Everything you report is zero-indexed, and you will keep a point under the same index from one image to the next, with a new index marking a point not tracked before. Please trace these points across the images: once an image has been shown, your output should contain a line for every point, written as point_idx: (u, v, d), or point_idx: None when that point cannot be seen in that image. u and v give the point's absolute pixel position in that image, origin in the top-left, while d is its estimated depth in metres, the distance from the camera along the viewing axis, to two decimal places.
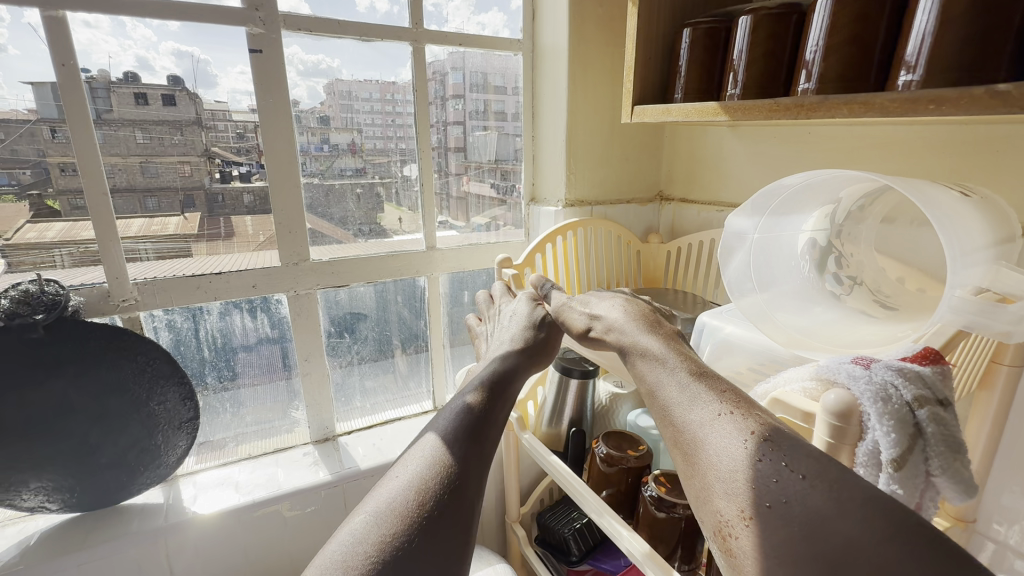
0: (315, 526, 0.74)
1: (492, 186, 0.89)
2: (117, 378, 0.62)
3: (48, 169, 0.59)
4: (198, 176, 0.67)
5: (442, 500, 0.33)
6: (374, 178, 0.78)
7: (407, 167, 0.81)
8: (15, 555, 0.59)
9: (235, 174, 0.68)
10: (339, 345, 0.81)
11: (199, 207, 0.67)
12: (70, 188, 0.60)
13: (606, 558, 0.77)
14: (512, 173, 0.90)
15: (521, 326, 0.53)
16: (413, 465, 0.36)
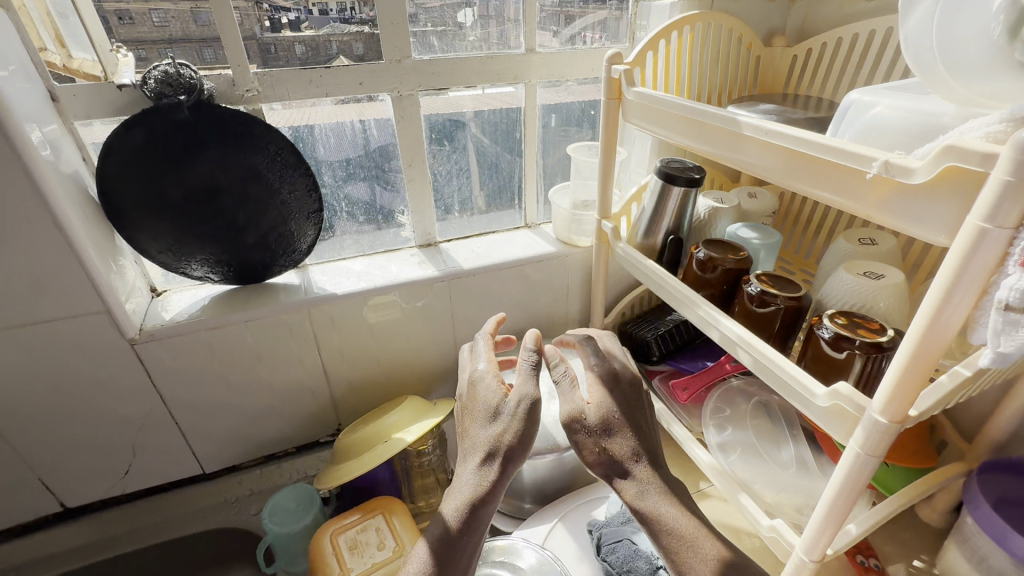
0: (427, 315, 0.84)
1: (554, 35, 0.81)
2: (252, 165, 0.68)
3: (106, 18, 0.62)
4: (248, 24, 0.66)
5: (465, 537, 0.52)
6: (426, 26, 0.73)
7: (462, 12, 0.75)
8: (196, 310, 0.72)
9: (285, 22, 0.67)
10: (439, 153, 0.84)
11: (253, 57, 0.67)
12: (131, 38, 0.64)
13: (685, 360, 0.84)
14: (578, 18, 0.82)
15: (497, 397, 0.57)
16: (446, 521, 0.53)
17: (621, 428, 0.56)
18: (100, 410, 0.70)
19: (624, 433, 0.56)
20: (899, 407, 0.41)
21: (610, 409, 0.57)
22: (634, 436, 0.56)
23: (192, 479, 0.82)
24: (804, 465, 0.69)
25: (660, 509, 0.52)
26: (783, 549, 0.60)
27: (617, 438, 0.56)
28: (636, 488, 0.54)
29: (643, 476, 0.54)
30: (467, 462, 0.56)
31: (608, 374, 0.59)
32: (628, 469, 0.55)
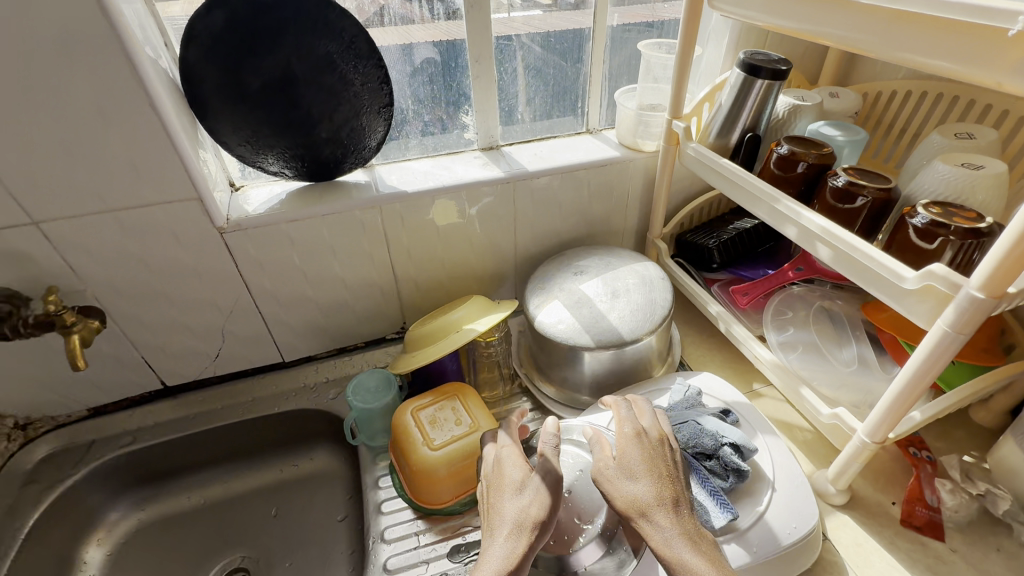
0: (491, 218, 0.85)
1: None
2: (326, 53, 0.67)
3: None
4: None
5: None
6: None
7: None
8: (275, 203, 0.75)
9: None
10: (506, 49, 0.83)
11: None
12: None
13: (745, 268, 0.86)
14: None
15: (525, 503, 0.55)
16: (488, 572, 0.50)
17: (647, 473, 0.54)
18: (194, 295, 0.75)
19: (646, 479, 0.54)
20: (1000, 282, 0.41)
21: (636, 459, 0.55)
22: (660, 482, 0.54)
23: (273, 366, 0.89)
24: (865, 363, 0.71)
25: (685, 555, 0.49)
26: (842, 435, 0.63)
27: (640, 485, 0.53)
28: (664, 533, 0.50)
29: (669, 518, 0.51)
30: (504, 527, 0.54)
31: (633, 430, 0.58)
32: (654, 517, 0.51)
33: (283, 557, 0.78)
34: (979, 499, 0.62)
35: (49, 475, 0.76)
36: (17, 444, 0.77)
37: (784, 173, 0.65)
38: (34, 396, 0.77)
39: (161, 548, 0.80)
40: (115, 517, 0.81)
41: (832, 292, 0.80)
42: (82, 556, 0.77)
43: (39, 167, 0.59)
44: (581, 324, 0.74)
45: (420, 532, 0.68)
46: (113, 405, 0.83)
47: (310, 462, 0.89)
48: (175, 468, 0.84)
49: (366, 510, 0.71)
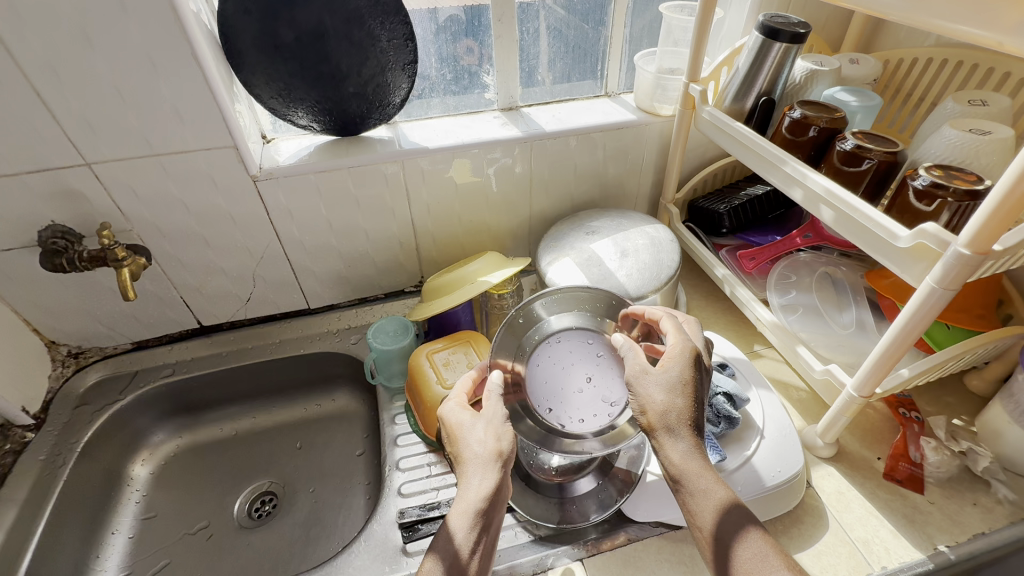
0: (508, 177, 0.88)
1: None
2: (355, 9, 0.70)
3: None
4: None
5: (486, 512, 0.51)
6: None
7: None
8: (303, 155, 0.79)
9: None
10: (529, 9, 0.84)
11: None
12: None
13: (755, 234, 0.87)
14: None
15: (490, 430, 0.55)
16: (468, 498, 0.51)
17: (677, 389, 0.52)
18: (228, 239, 0.81)
19: (679, 394, 0.51)
20: (985, 239, 0.43)
21: (676, 376, 0.52)
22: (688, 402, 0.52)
23: (299, 311, 0.95)
24: (863, 327, 0.73)
25: (693, 466, 0.50)
26: (834, 392, 0.65)
27: (672, 401, 0.51)
28: (681, 449, 0.50)
29: (685, 437, 0.50)
30: (469, 464, 0.53)
31: (675, 350, 0.54)
32: (676, 425, 0.50)
33: (307, 484, 0.86)
34: (961, 457, 0.66)
35: (99, 399, 0.84)
36: (71, 370, 0.85)
37: (795, 136, 0.67)
38: (85, 327, 0.84)
39: (198, 470, 0.88)
40: (157, 440, 0.89)
41: (837, 258, 0.82)
42: (129, 472, 0.85)
43: (92, 110, 0.64)
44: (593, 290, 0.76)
45: (431, 463, 0.74)
46: (155, 340, 0.90)
47: (332, 402, 0.95)
48: (209, 400, 0.92)
49: (383, 442, 0.77)
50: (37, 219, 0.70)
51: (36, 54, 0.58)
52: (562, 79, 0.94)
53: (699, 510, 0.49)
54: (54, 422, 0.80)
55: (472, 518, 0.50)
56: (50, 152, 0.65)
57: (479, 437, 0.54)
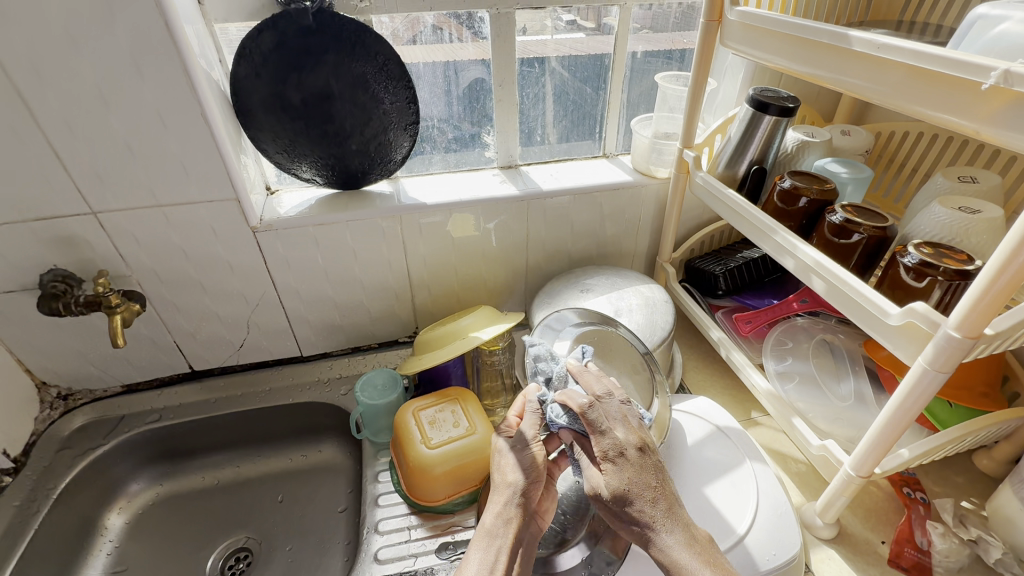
0: (504, 233, 0.89)
1: None
2: (361, 74, 0.74)
3: None
4: None
5: (506, 532, 0.56)
6: None
7: None
8: (304, 207, 0.81)
9: None
10: (529, 75, 0.87)
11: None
12: None
13: (751, 297, 0.87)
14: None
15: (518, 454, 0.59)
16: (490, 519, 0.57)
17: (637, 492, 0.52)
18: (225, 287, 0.82)
19: (635, 478, 0.52)
20: (975, 323, 0.42)
21: (626, 480, 0.52)
22: (652, 495, 0.52)
23: (292, 358, 0.95)
24: (862, 399, 0.71)
25: (693, 561, 0.49)
26: (832, 469, 0.63)
27: (632, 485, 0.52)
28: (660, 534, 0.51)
29: (674, 530, 0.51)
30: (494, 490, 0.59)
31: (615, 448, 0.53)
32: (653, 528, 0.51)
33: (285, 542, 0.83)
34: (971, 544, 0.62)
35: (82, 443, 0.83)
36: (58, 412, 0.85)
37: (786, 206, 0.67)
38: (77, 368, 0.84)
39: (175, 521, 0.85)
40: (136, 488, 0.87)
41: (835, 325, 0.80)
42: (104, 521, 0.83)
43: (101, 162, 0.66)
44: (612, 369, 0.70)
45: (412, 527, 0.71)
46: (145, 383, 0.90)
47: (318, 453, 0.93)
48: (194, 447, 0.90)
49: (364, 501, 0.74)
50: (40, 263, 0.72)
51: (54, 111, 0.61)
52: (562, 139, 0.97)
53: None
54: (34, 465, 0.79)
55: (487, 538, 0.56)
56: (59, 201, 0.68)
57: (511, 462, 0.59)
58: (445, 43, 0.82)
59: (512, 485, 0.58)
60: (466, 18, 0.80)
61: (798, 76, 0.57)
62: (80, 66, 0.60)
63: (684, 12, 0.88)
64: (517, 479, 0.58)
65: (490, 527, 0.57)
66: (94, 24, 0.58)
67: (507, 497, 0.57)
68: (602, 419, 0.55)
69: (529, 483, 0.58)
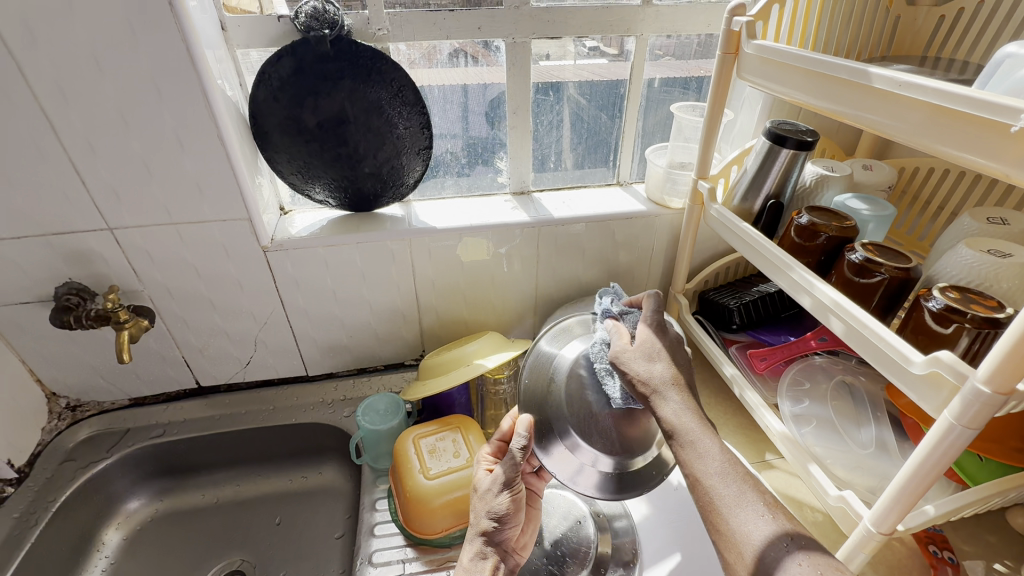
0: (514, 258, 0.88)
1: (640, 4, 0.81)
2: (376, 99, 0.75)
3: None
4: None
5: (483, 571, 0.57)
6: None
7: None
8: (316, 228, 0.81)
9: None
10: (543, 103, 0.88)
11: (356, 20, 0.73)
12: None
13: (766, 332, 0.84)
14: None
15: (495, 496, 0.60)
16: (467, 561, 0.59)
17: (660, 359, 0.55)
18: (234, 304, 0.82)
19: (664, 360, 0.55)
20: (1006, 377, 0.39)
21: (652, 368, 0.54)
22: (673, 369, 0.54)
23: (297, 378, 0.94)
24: (884, 447, 0.67)
25: (709, 465, 0.50)
26: (851, 522, 0.59)
27: (658, 364, 0.54)
28: (674, 407, 0.52)
29: (680, 399, 0.52)
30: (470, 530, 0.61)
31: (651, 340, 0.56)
32: (661, 394, 0.52)
33: (278, 567, 0.81)
34: None
35: (86, 456, 0.83)
36: (65, 423, 0.86)
37: (804, 241, 0.65)
38: (87, 380, 0.85)
39: (170, 540, 0.84)
40: (135, 504, 0.87)
41: (856, 366, 0.76)
42: (101, 536, 0.82)
43: (119, 181, 0.68)
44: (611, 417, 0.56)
45: (406, 560, 0.69)
46: (152, 398, 0.90)
47: (318, 475, 0.92)
48: (195, 464, 0.90)
49: (360, 530, 0.72)
50: (56, 276, 0.73)
51: (76, 132, 0.63)
52: (577, 166, 0.96)
53: (745, 536, 0.47)
54: (36, 477, 0.79)
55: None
56: (77, 217, 0.69)
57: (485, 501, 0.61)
58: (462, 67, 0.82)
59: (486, 530, 0.59)
60: (483, 44, 0.81)
61: (817, 111, 0.55)
62: (102, 89, 0.61)
63: (701, 41, 0.88)
64: (488, 526, 0.59)
65: (467, 567, 0.58)
66: (118, 49, 0.60)
67: (479, 542, 0.59)
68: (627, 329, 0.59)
69: (499, 528, 0.59)
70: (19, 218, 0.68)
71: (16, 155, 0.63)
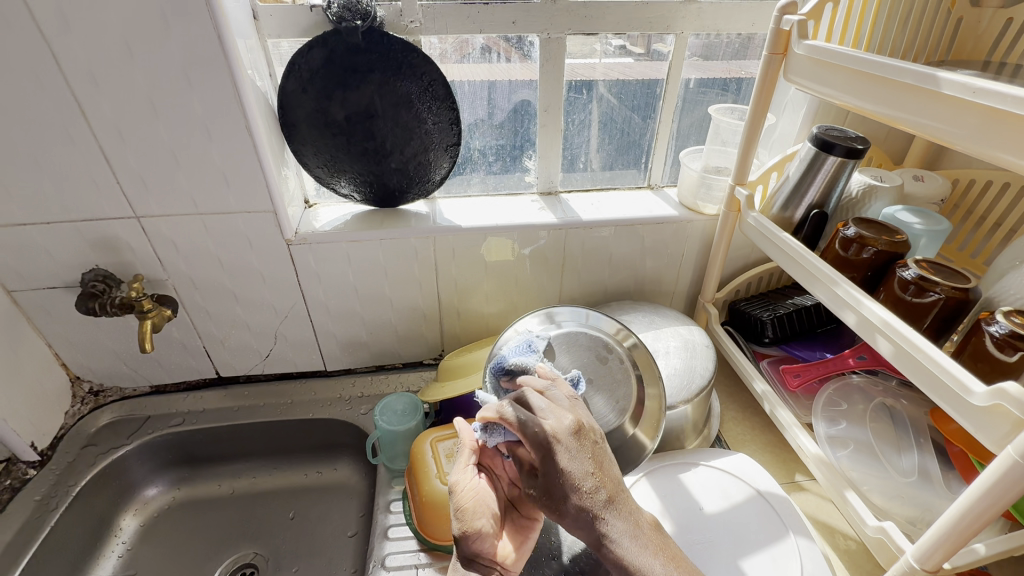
0: (540, 260, 0.86)
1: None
2: (405, 93, 0.74)
3: None
4: None
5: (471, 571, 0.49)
6: None
7: None
8: (340, 223, 0.80)
9: None
10: (575, 102, 0.85)
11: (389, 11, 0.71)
12: None
13: (801, 347, 0.80)
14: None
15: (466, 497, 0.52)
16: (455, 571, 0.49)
17: (578, 475, 0.47)
18: (257, 297, 0.82)
19: (585, 475, 0.48)
20: None
21: (567, 467, 0.47)
22: (596, 480, 0.48)
23: (316, 372, 0.94)
24: (927, 476, 0.64)
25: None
26: (890, 555, 0.55)
27: (576, 480, 0.47)
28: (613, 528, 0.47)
29: (620, 522, 0.48)
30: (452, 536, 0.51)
31: (544, 437, 0.48)
32: (600, 525, 0.47)
33: (289, 562, 0.80)
34: None
35: (106, 441, 0.84)
36: (88, 408, 0.87)
37: (849, 255, 0.62)
38: (109, 366, 0.86)
39: (185, 529, 0.84)
40: (153, 492, 0.87)
41: (897, 388, 0.72)
42: (118, 522, 0.83)
43: (147, 169, 0.67)
44: (594, 399, 0.66)
45: (419, 566, 0.67)
46: (172, 386, 0.91)
47: (332, 472, 0.91)
48: (212, 455, 0.90)
49: (373, 532, 0.71)
50: (83, 262, 0.74)
51: (107, 119, 0.63)
52: (605, 167, 0.93)
53: None
54: (58, 460, 0.80)
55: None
56: (106, 204, 0.69)
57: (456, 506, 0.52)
58: (492, 62, 0.80)
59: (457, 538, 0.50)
60: (516, 39, 0.78)
61: (874, 117, 0.51)
62: (133, 77, 0.61)
63: (742, 40, 0.84)
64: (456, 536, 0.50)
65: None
66: (150, 36, 0.59)
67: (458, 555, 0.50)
68: (526, 415, 0.49)
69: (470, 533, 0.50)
70: (48, 204, 0.68)
71: (46, 140, 0.63)
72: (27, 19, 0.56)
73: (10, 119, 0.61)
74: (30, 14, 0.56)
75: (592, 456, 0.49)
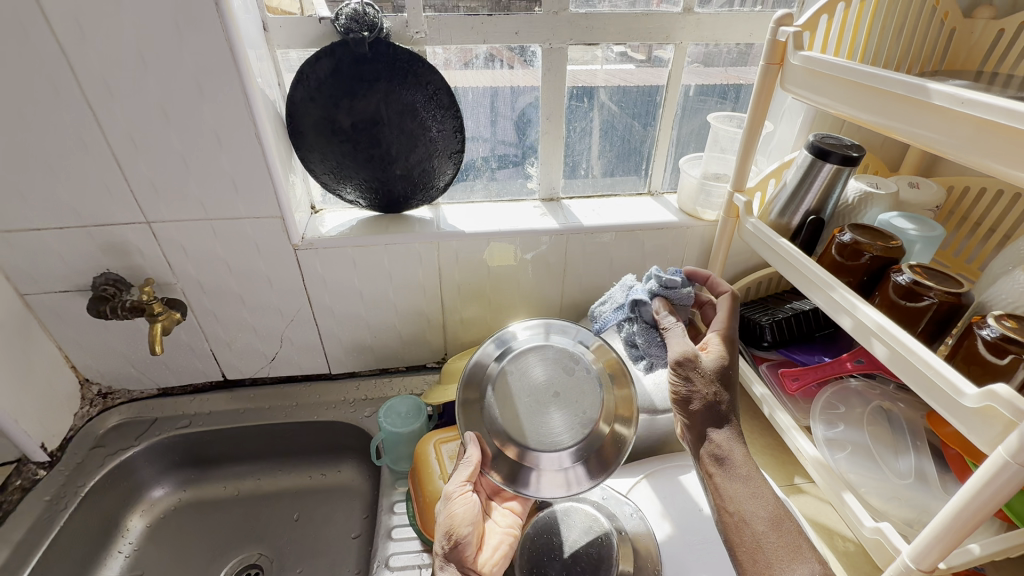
0: (543, 265, 0.88)
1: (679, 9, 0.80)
2: (411, 102, 0.75)
3: None
4: None
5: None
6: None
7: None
8: (346, 228, 0.82)
9: None
10: (577, 110, 0.87)
11: (396, 23, 0.73)
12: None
13: (800, 351, 0.81)
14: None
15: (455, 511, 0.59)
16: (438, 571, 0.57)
17: (717, 379, 0.59)
18: (263, 301, 0.83)
19: (718, 384, 0.59)
20: None
21: (713, 367, 0.59)
22: (725, 393, 0.59)
23: (320, 375, 0.95)
24: (924, 478, 0.64)
25: (757, 509, 0.54)
26: (886, 555, 0.56)
27: (714, 383, 0.59)
28: (726, 430, 0.58)
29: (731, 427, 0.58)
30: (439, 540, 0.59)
31: (715, 337, 0.63)
32: (722, 414, 0.58)
33: (294, 563, 0.81)
34: None
35: (114, 443, 0.85)
36: (96, 410, 0.88)
37: (845, 260, 0.63)
38: (118, 368, 0.87)
39: (191, 530, 0.85)
40: (159, 493, 0.88)
41: (894, 392, 0.73)
42: (125, 523, 0.84)
43: (159, 176, 0.69)
44: (545, 414, 0.61)
45: (422, 566, 0.68)
46: (179, 389, 0.92)
47: (336, 474, 0.92)
48: (217, 457, 0.91)
49: (377, 532, 0.72)
50: (95, 266, 0.75)
51: (121, 128, 0.65)
52: (606, 173, 0.95)
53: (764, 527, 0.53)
54: (67, 461, 0.81)
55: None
56: (117, 210, 0.71)
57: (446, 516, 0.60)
58: (495, 70, 0.81)
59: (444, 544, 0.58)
60: (519, 49, 0.80)
61: (867, 126, 0.53)
62: (147, 86, 0.63)
63: (740, 49, 0.86)
64: (441, 546, 0.58)
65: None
66: (165, 47, 0.61)
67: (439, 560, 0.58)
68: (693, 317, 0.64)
69: (454, 545, 0.58)
70: (62, 209, 0.70)
71: (62, 147, 0.65)
72: (46, 30, 0.58)
73: (27, 127, 0.63)
74: (49, 26, 0.58)
75: (731, 376, 0.60)
